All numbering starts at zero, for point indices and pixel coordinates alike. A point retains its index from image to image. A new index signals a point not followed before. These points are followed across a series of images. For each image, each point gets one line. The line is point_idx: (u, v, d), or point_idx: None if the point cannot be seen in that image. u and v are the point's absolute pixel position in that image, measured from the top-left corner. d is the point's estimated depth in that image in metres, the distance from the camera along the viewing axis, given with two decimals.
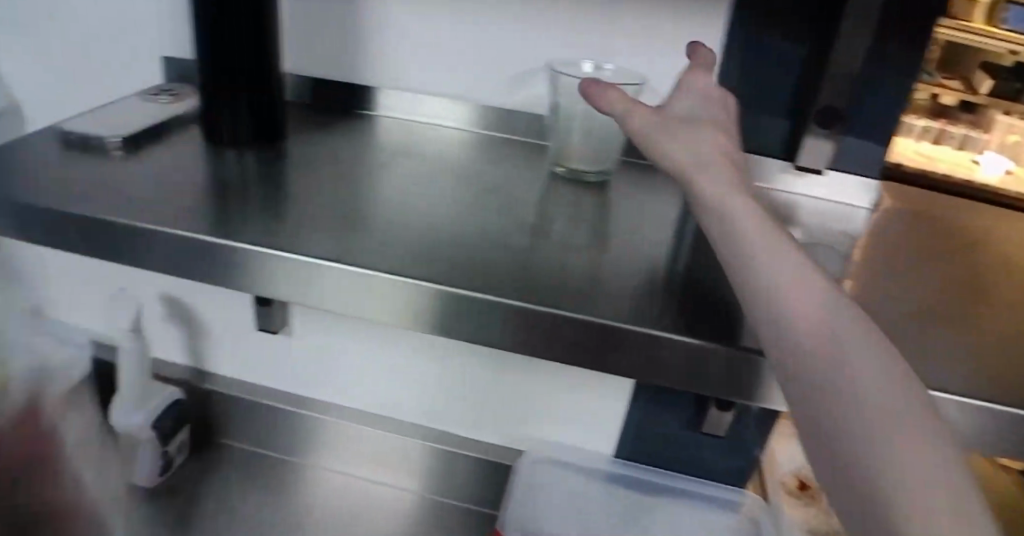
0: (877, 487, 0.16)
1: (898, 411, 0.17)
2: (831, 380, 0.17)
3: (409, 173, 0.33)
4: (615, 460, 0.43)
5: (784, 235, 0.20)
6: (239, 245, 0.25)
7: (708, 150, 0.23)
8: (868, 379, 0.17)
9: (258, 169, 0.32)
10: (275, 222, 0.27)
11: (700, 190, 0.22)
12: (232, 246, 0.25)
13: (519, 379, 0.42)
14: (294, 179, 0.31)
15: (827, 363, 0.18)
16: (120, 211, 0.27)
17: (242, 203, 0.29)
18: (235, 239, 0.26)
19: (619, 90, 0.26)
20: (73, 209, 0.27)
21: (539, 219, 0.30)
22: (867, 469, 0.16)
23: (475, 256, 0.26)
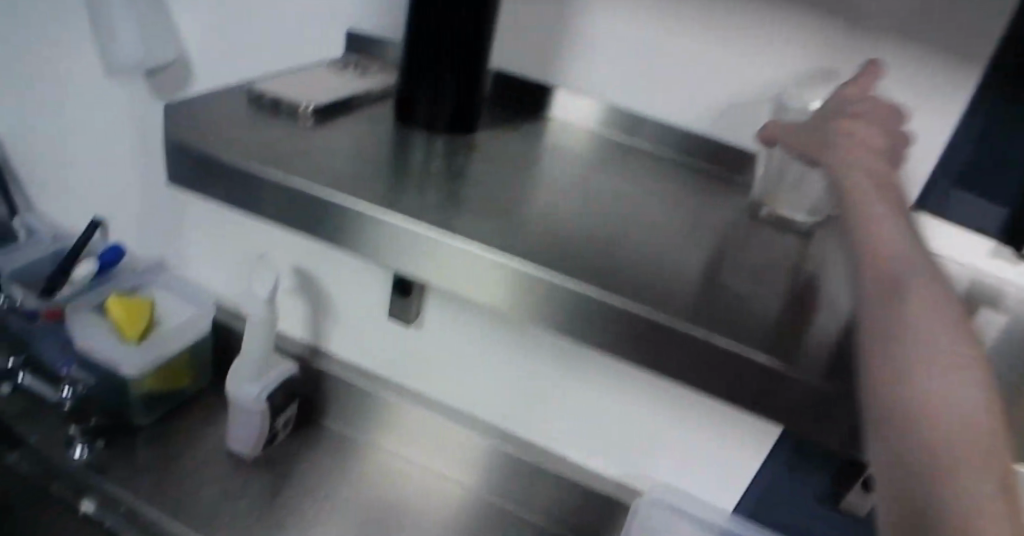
0: (936, 505, 0.16)
1: (980, 429, 0.17)
2: (908, 387, 0.17)
3: (600, 184, 0.32)
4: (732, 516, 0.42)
5: (921, 252, 0.20)
6: (346, 197, 0.25)
7: (859, 167, 0.23)
8: (953, 393, 0.17)
9: (444, 157, 0.31)
10: (445, 203, 0.26)
11: (856, 205, 0.22)
12: (339, 196, 0.25)
13: (598, 396, 0.42)
14: (485, 172, 0.30)
15: (914, 363, 0.17)
16: (276, 166, 0.26)
17: (432, 187, 0.28)
18: (358, 197, 0.25)
19: (863, 131, 0.25)
20: (237, 157, 0.26)
21: (722, 247, 0.28)
22: (934, 470, 0.16)
23: (612, 257, 0.25)
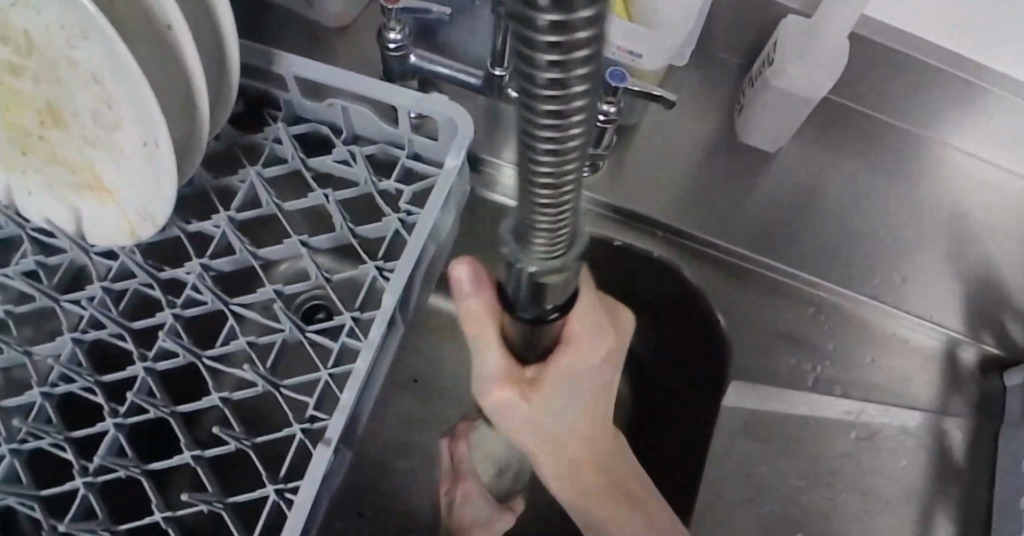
0: (478, 347, 0.47)
1: (574, 368, 0.47)
2: (475, 331, 0.46)
3: (355, 116, 0.59)
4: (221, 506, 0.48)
5: (512, 400, 0.48)
6: (389, 219, 0.57)
7: (554, 430, 0.52)
8: (545, 404, 0.49)
9: (409, 157, 0.59)
10: (503, 413, 0.50)
11: (505, 394, 0.48)
12: (412, 239, 0.53)
13: (532, 429, 0.51)
14: (500, 397, 0.48)
15: (465, 320, 0.46)
16: (558, 427, 0.52)
17: (441, 243, 0.57)
18: (417, 214, 0.57)
19: (464, 267, 0.44)
20: (509, 420, 0.51)
21: (175, 83, 0.50)
22: (477, 352, 0.47)
23: (476, 355, 0.48)
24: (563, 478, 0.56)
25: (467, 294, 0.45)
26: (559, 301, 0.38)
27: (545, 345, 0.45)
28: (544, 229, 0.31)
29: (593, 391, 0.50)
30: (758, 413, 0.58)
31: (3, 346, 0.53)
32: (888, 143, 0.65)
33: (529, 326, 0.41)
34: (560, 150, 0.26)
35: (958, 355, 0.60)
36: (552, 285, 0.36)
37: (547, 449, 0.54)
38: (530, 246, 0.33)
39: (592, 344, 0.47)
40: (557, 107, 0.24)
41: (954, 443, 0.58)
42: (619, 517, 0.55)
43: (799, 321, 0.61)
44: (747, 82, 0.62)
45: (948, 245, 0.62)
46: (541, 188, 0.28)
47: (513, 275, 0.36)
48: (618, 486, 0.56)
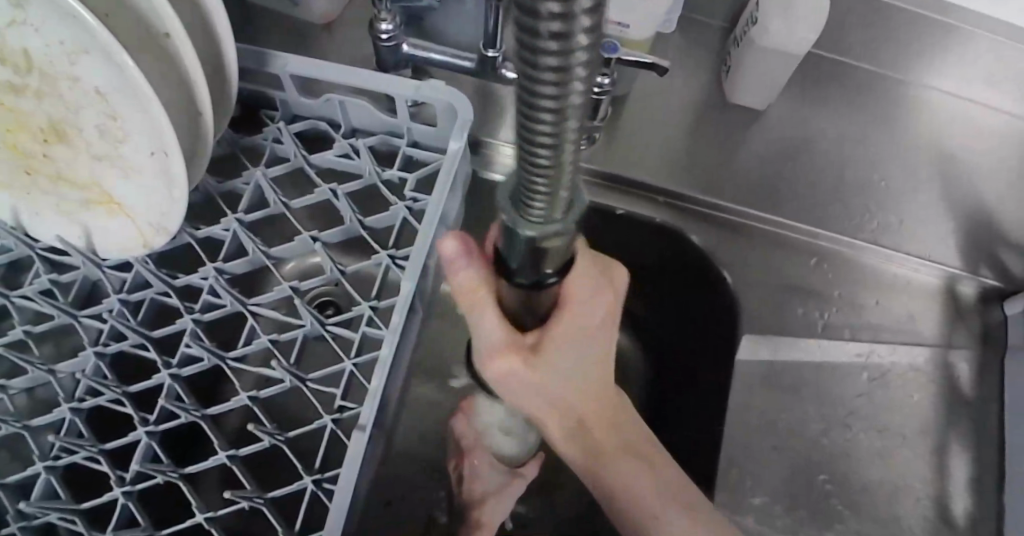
0: (473, 319, 0.47)
1: (576, 326, 0.47)
2: (468, 304, 0.46)
3: (351, 110, 0.59)
4: (263, 501, 0.49)
5: (516, 368, 0.48)
6: (396, 209, 0.57)
7: (565, 396, 0.52)
8: (553, 369, 0.49)
9: (409, 146, 0.60)
10: (511, 383, 0.50)
11: (507, 364, 0.48)
12: (423, 226, 0.54)
13: (539, 397, 0.51)
14: (507, 368, 0.48)
15: (461, 293, 0.46)
16: (569, 392, 0.52)
17: (450, 227, 0.58)
18: (424, 201, 0.58)
19: (455, 238, 0.45)
20: (518, 391, 0.51)
21: (178, 83, 0.50)
22: (474, 324, 0.47)
23: (474, 327, 0.48)
24: (571, 443, 0.56)
25: (459, 265, 0.45)
26: (558, 266, 0.38)
27: (544, 308, 0.45)
28: (539, 203, 0.31)
29: (599, 351, 0.51)
30: (772, 364, 0.60)
31: (28, 366, 0.53)
32: (872, 91, 0.67)
33: (525, 292, 0.41)
34: (559, 124, 0.26)
35: (958, 289, 0.62)
36: (551, 248, 0.35)
37: (558, 417, 0.54)
38: (527, 211, 0.32)
39: (590, 302, 0.47)
40: (558, 80, 0.24)
41: (961, 374, 0.60)
42: (631, 474, 0.55)
43: (802, 271, 0.62)
44: (732, 42, 0.63)
45: (938, 184, 0.64)
46: (539, 162, 0.28)
47: (510, 249, 0.36)
48: (632, 447, 0.55)
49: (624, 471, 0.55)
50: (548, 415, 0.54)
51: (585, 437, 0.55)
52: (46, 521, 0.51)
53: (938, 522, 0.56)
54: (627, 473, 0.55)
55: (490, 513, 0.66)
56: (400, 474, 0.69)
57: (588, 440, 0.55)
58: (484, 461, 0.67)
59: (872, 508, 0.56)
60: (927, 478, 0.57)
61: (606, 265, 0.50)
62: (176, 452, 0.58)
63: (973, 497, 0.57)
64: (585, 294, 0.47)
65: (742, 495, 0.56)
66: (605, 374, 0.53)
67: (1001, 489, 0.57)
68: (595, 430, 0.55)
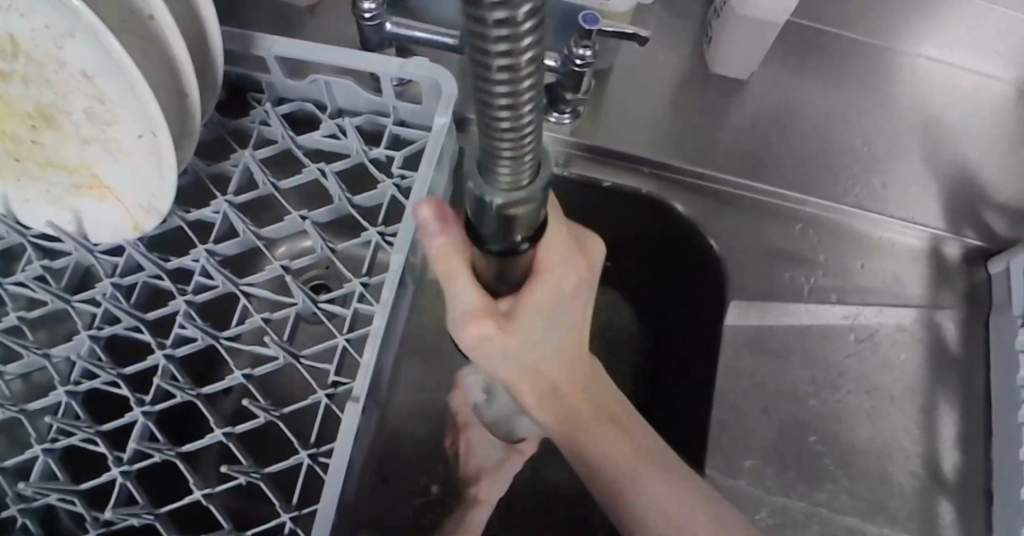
0: (448, 288, 0.47)
1: (554, 292, 0.49)
2: (443, 273, 0.46)
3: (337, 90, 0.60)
4: (258, 476, 0.50)
5: (494, 337, 0.48)
6: (384, 186, 0.58)
7: (539, 368, 0.52)
8: (530, 338, 0.50)
9: (396, 123, 0.61)
10: (487, 354, 0.50)
11: (484, 331, 0.48)
12: (411, 201, 0.54)
13: (517, 368, 0.52)
14: (479, 335, 0.48)
15: (438, 263, 0.46)
16: (546, 364, 0.52)
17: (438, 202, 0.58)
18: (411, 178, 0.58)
19: (427, 202, 0.45)
20: (495, 363, 0.51)
21: (165, 66, 0.50)
22: (451, 294, 0.47)
23: (448, 298, 0.48)
24: (551, 415, 0.55)
25: (432, 232, 0.46)
26: (528, 234, 0.38)
27: (516, 274, 0.45)
28: (506, 165, 0.31)
29: (569, 321, 0.52)
30: (761, 329, 0.60)
31: (23, 351, 0.54)
32: (854, 57, 0.68)
33: (499, 259, 0.41)
34: (514, 99, 0.27)
35: (943, 251, 0.63)
36: (520, 218, 0.35)
37: (533, 391, 0.54)
38: (494, 179, 0.33)
39: (562, 273, 0.49)
40: (507, 68, 0.26)
41: (948, 334, 0.61)
42: (611, 444, 0.55)
43: (788, 237, 0.63)
44: (713, 13, 0.63)
45: (922, 146, 0.65)
46: (501, 133, 0.29)
47: (481, 218, 0.36)
48: (612, 414, 0.56)
49: (604, 445, 0.54)
50: (523, 388, 0.54)
51: (564, 408, 0.54)
52: (46, 502, 0.52)
53: (928, 479, 0.57)
54: (609, 446, 0.55)
55: (487, 488, 0.67)
56: (397, 451, 0.69)
57: (570, 412, 0.54)
58: (480, 436, 0.68)
59: (863, 466, 0.57)
60: (916, 435, 0.58)
61: (576, 237, 0.51)
62: (173, 432, 0.58)
63: (961, 453, 0.58)
64: (558, 263, 0.49)
65: (735, 457, 0.57)
66: (578, 343, 0.54)
67: (989, 445, 0.57)
68: (569, 397, 0.54)
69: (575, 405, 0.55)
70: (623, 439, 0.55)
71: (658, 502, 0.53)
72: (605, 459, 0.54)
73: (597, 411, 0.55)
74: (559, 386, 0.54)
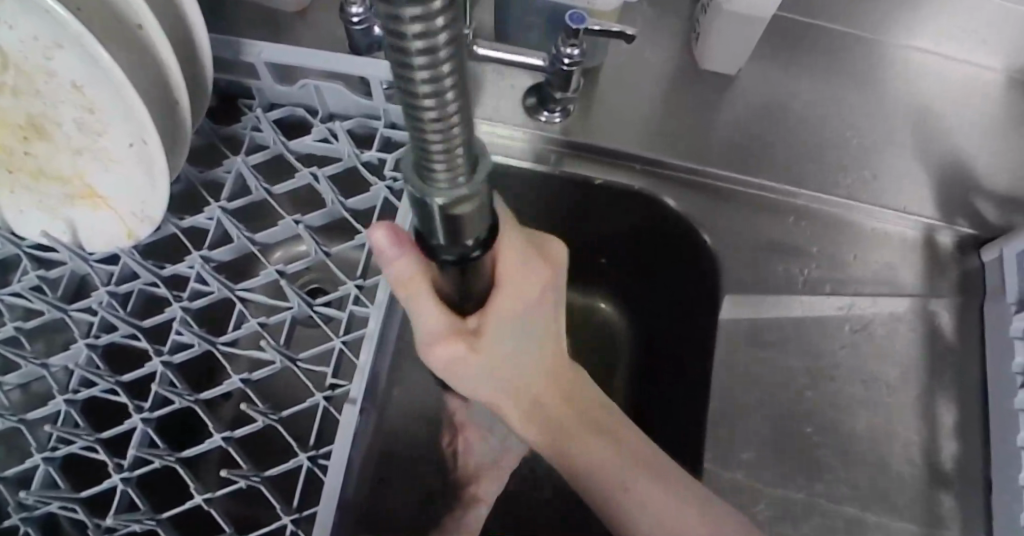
0: (411, 309, 0.47)
1: (518, 304, 0.50)
2: (402, 292, 0.46)
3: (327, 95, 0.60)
4: (258, 479, 0.50)
5: (464, 349, 0.50)
6: (377, 189, 0.58)
7: (509, 373, 0.54)
8: (497, 349, 0.51)
9: (387, 126, 0.61)
10: (454, 366, 0.52)
11: (452, 348, 0.50)
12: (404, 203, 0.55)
13: (487, 378, 0.54)
14: (446, 347, 0.50)
15: (398, 284, 0.46)
16: (517, 370, 0.54)
17: None
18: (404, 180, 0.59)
19: (382, 226, 0.44)
20: (466, 375, 0.53)
21: (156, 75, 0.51)
22: (415, 315, 0.48)
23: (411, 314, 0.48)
24: (527, 423, 0.57)
25: (392, 255, 0.45)
26: (479, 238, 0.38)
27: (479, 287, 0.46)
28: (441, 162, 0.31)
29: (537, 323, 0.53)
30: (756, 321, 0.61)
31: (20, 361, 0.54)
32: (842, 49, 0.68)
33: (460, 275, 0.42)
34: (437, 89, 0.27)
35: (936, 240, 0.63)
36: (466, 217, 0.35)
37: (505, 396, 0.56)
38: (433, 180, 0.32)
39: (525, 278, 0.50)
40: (426, 56, 0.26)
41: (943, 322, 0.61)
42: (597, 451, 0.55)
43: (781, 229, 0.63)
44: (700, 9, 0.64)
45: (914, 137, 0.65)
46: (429, 129, 0.29)
47: (430, 225, 0.35)
48: (597, 422, 0.56)
49: (594, 455, 0.55)
50: (495, 398, 0.56)
51: (541, 418, 0.56)
52: (46, 511, 0.52)
53: (927, 468, 0.57)
54: (598, 455, 0.55)
55: (485, 489, 0.69)
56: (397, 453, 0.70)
57: (546, 419, 0.56)
58: (474, 439, 0.71)
59: (862, 457, 0.57)
60: (914, 424, 0.58)
61: (535, 240, 0.52)
62: (174, 439, 0.59)
63: (960, 441, 0.58)
64: (520, 269, 0.50)
65: (733, 451, 0.57)
66: (547, 346, 0.55)
67: (987, 432, 0.57)
68: (542, 401, 0.56)
69: (548, 413, 0.56)
70: (610, 448, 0.55)
71: (646, 507, 0.53)
72: (594, 470, 0.55)
73: (580, 422, 0.56)
74: (531, 388, 0.56)
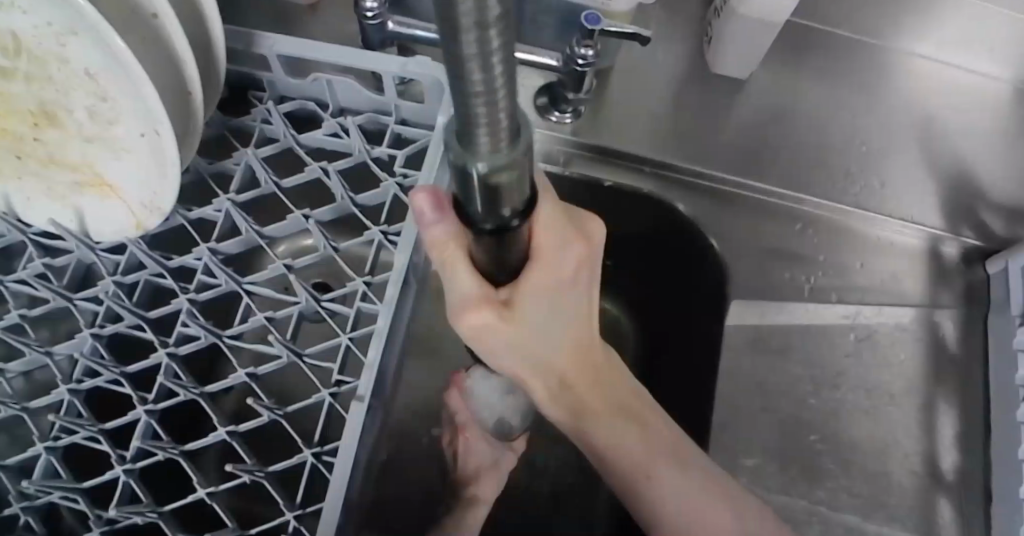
0: (444, 274, 0.47)
1: (552, 280, 0.48)
2: (438, 258, 0.46)
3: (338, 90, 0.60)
4: (263, 474, 0.50)
5: (491, 326, 0.47)
6: (387, 186, 0.58)
7: (538, 355, 0.52)
8: (527, 326, 0.49)
9: (398, 122, 0.61)
10: (483, 344, 0.49)
11: (480, 323, 0.47)
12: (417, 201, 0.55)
13: (517, 356, 0.51)
14: (475, 323, 0.47)
15: (434, 247, 0.46)
16: (548, 350, 0.52)
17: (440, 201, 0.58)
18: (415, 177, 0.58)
19: (423, 190, 0.45)
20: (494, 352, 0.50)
21: (167, 62, 0.50)
22: (447, 279, 0.47)
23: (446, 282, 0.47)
24: (554, 402, 0.56)
25: (430, 219, 0.45)
26: (518, 207, 0.36)
27: (514, 258, 0.44)
28: (484, 136, 0.30)
29: (572, 304, 0.51)
30: (762, 328, 0.61)
31: (25, 349, 0.54)
32: (853, 57, 0.68)
33: (495, 243, 0.40)
34: (488, 66, 0.26)
35: (941, 251, 0.63)
36: (507, 190, 0.33)
37: (533, 378, 0.53)
38: (474, 152, 0.31)
39: (558, 257, 0.48)
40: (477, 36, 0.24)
41: (947, 333, 0.61)
42: (626, 430, 0.56)
43: (789, 236, 0.63)
44: (714, 13, 0.64)
45: (922, 146, 0.65)
46: (475, 98, 0.27)
47: (469, 194, 0.34)
48: (625, 402, 0.57)
49: (622, 435, 0.56)
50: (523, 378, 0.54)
51: (569, 398, 0.55)
52: (47, 501, 0.52)
53: (927, 477, 0.57)
54: (625, 437, 0.56)
55: (483, 488, 0.67)
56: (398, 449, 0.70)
57: (575, 400, 0.55)
58: (477, 435, 0.69)
59: (863, 465, 0.58)
60: (915, 434, 0.59)
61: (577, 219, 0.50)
62: (176, 431, 0.58)
63: (959, 452, 0.58)
64: (557, 248, 0.47)
65: (734, 456, 0.57)
66: (580, 327, 0.53)
67: (987, 444, 0.58)
68: (572, 381, 0.54)
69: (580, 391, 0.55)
70: (638, 427, 0.56)
71: (672, 491, 0.54)
72: (621, 448, 0.56)
73: (609, 400, 0.56)
74: (560, 370, 0.53)
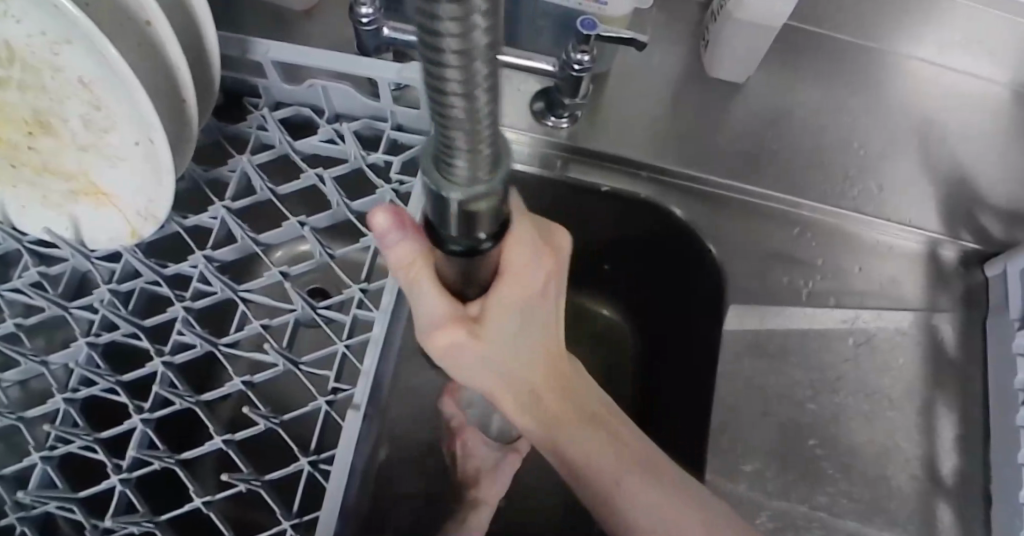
0: (412, 294, 0.45)
1: (523, 296, 0.47)
2: (404, 277, 0.45)
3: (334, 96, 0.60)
4: (260, 483, 0.50)
5: (462, 341, 0.47)
6: (383, 192, 0.58)
7: (510, 367, 0.52)
8: (497, 342, 0.49)
9: (394, 128, 0.61)
10: (453, 358, 0.49)
11: (450, 337, 0.47)
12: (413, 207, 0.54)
13: (488, 369, 0.51)
14: (447, 336, 0.47)
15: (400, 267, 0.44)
16: (518, 364, 0.52)
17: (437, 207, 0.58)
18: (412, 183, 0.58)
19: (382, 208, 0.42)
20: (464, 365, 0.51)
21: (159, 69, 0.50)
22: (415, 299, 0.46)
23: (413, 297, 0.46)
24: (525, 414, 0.55)
25: (393, 236, 0.43)
26: (492, 228, 0.35)
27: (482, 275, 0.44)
28: (462, 159, 0.29)
29: (542, 316, 0.50)
30: (760, 332, 0.60)
31: (20, 359, 0.54)
32: (850, 59, 0.68)
33: (465, 262, 0.39)
34: (468, 89, 0.25)
35: (940, 254, 0.63)
36: (482, 214, 0.33)
37: (503, 387, 0.54)
38: (451, 174, 0.30)
39: (529, 271, 0.46)
40: (459, 58, 0.24)
41: (946, 337, 0.61)
42: (596, 447, 0.55)
43: (786, 239, 0.63)
44: (710, 17, 0.63)
45: (919, 149, 0.65)
46: (454, 122, 0.27)
47: (443, 218, 0.33)
48: (595, 416, 0.56)
49: (596, 451, 0.55)
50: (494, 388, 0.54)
51: (541, 411, 0.55)
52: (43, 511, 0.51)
53: (927, 481, 0.57)
54: (595, 454, 0.55)
55: (485, 489, 0.66)
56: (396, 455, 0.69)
57: (546, 413, 0.55)
58: (476, 441, 0.68)
59: (863, 469, 0.57)
60: (915, 438, 0.58)
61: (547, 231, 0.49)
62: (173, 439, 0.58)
63: (959, 455, 0.58)
64: (529, 263, 0.46)
65: (734, 461, 0.57)
66: (550, 340, 0.52)
67: (987, 447, 0.58)
68: (542, 393, 0.54)
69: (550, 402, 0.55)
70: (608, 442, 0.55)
71: (644, 505, 0.54)
72: (593, 465, 0.55)
73: (578, 414, 0.56)
74: (531, 381, 0.54)
